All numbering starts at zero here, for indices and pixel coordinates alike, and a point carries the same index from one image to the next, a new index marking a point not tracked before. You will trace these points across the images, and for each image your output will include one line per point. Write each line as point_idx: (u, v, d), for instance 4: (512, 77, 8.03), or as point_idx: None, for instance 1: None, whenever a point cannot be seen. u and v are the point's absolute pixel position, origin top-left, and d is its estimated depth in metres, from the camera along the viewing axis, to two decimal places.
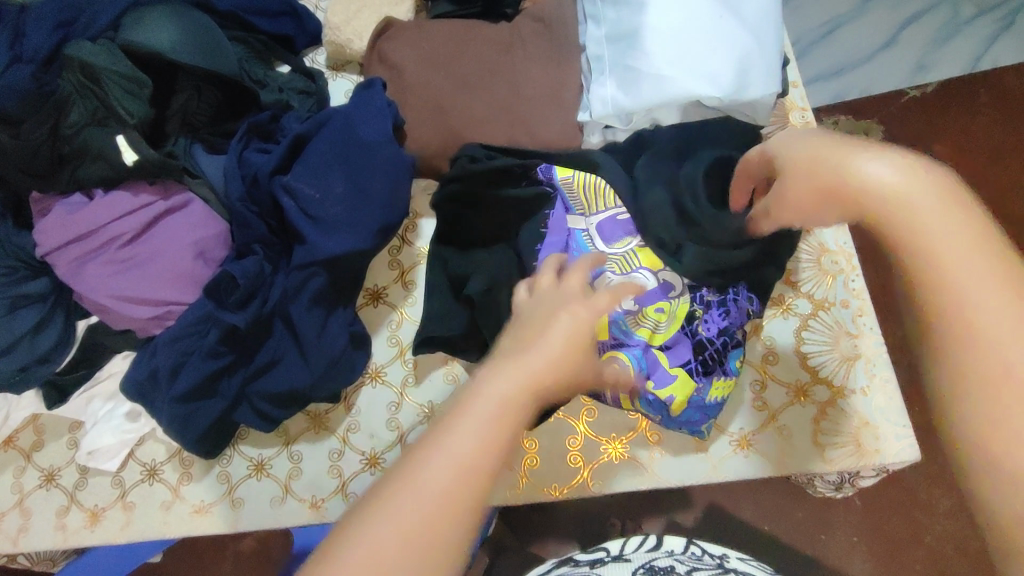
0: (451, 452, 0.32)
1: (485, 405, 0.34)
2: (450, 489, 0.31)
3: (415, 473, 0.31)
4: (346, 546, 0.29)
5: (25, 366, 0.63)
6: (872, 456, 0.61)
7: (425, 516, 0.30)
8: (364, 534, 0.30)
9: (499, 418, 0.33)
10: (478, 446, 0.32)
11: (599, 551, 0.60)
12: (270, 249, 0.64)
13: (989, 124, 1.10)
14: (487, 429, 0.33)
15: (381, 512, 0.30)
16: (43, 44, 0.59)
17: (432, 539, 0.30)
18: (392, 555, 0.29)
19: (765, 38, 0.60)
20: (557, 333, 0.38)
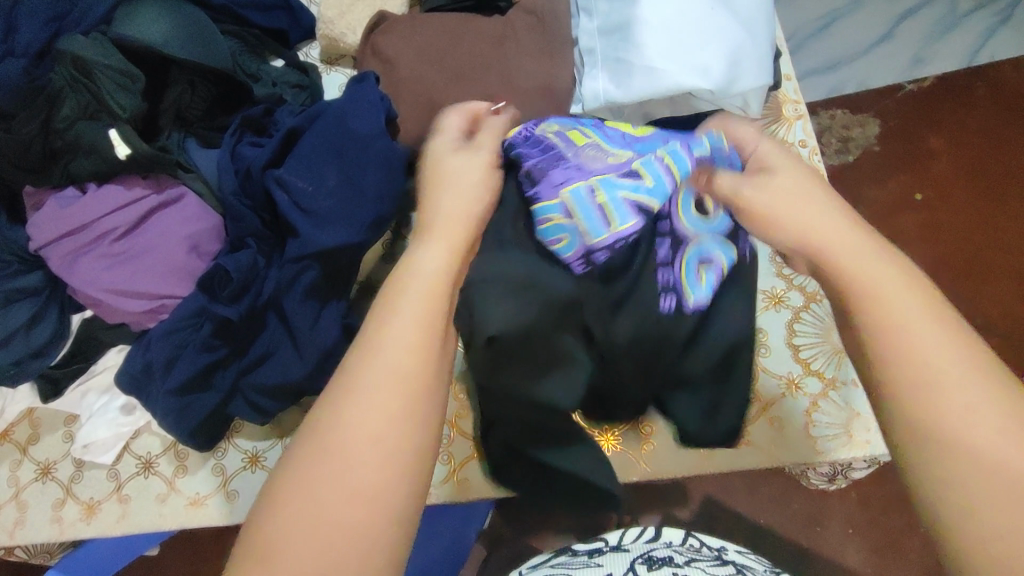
0: (392, 336, 0.38)
1: (411, 289, 0.40)
2: (397, 367, 0.37)
3: (363, 363, 0.37)
4: (324, 436, 0.35)
5: (19, 359, 0.63)
6: (864, 447, 0.62)
7: (385, 389, 0.36)
8: (336, 432, 0.35)
9: (426, 295, 0.40)
10: (412, 322, 0.39)
11: (595, 542, 0.61)
12: (263, 242, 0.64)
13: (985, 118, 1.10)
14: (417, 306, 0.40)
15: (348, 405, 0.35)
16: (37, 37, 0.59)
17: (397, 407, 0.36)
18: (367, 439, 0.35)
19: (757, 31, 0.60)
20: (452, 200, 0.48)
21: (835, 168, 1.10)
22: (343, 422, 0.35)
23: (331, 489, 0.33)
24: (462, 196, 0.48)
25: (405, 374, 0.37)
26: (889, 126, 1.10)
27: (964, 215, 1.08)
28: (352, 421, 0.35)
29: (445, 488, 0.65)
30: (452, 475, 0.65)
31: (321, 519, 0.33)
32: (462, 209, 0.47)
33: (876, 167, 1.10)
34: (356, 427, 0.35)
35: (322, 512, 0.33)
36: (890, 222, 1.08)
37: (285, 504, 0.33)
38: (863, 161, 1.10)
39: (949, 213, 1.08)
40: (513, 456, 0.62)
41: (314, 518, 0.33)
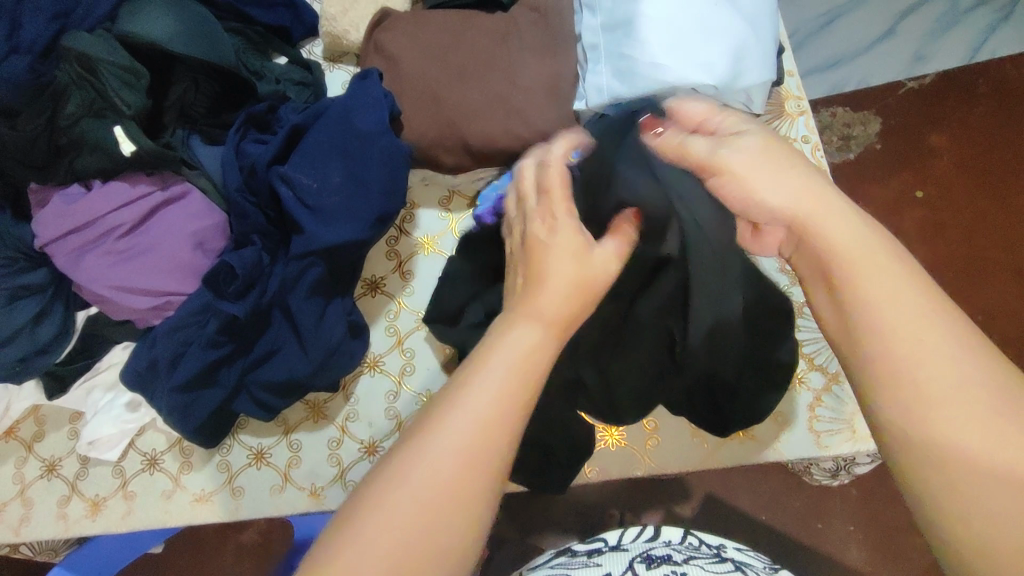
0: (472, 407, 0.35)
1: (502, 359, 0.37)
2: (466, 438, 0.34)
3: (438, 423, 0.35)
4: (389, 491, 0.33)
5: (24, 357, 0.62)
6: (865, 441, 0.62)
7: (460, 457, 0.34)
8: (403, 477, 0.33)
9: (516, 369, 0.37)
10: (497, 397, 0.35)
11: (595, 542, 0.61)
12: (268, 239, 0.64)
13: (987, 114, 1.10)
14: (504, 383, 0.36)
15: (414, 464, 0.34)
16: (40, 35, 0.58)
17: (462, 486, 0.34)
18: (426, 502, 0.33)
19: (761, 27, 0.61)
20: (560, 272, 0.41)
21: (836, 165, 1.10)
22: (406, 483, 0.33)
23: (389, 549, 0.32)
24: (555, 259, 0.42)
25: (487, 444, 0.34)
26: (890, 124, 1.10)
27: (967, 213, 1.08)
28: (419, 481, 0.33)
29: None
30: None
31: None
32: (566, 283, 0.41)
33: (878, 165, 1.10)
34: (420, 492, 0.33)
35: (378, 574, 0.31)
36: (892, 219, 1.08)
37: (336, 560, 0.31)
38: (865, 158, 1.10)
39: (951, 210, 1.08)
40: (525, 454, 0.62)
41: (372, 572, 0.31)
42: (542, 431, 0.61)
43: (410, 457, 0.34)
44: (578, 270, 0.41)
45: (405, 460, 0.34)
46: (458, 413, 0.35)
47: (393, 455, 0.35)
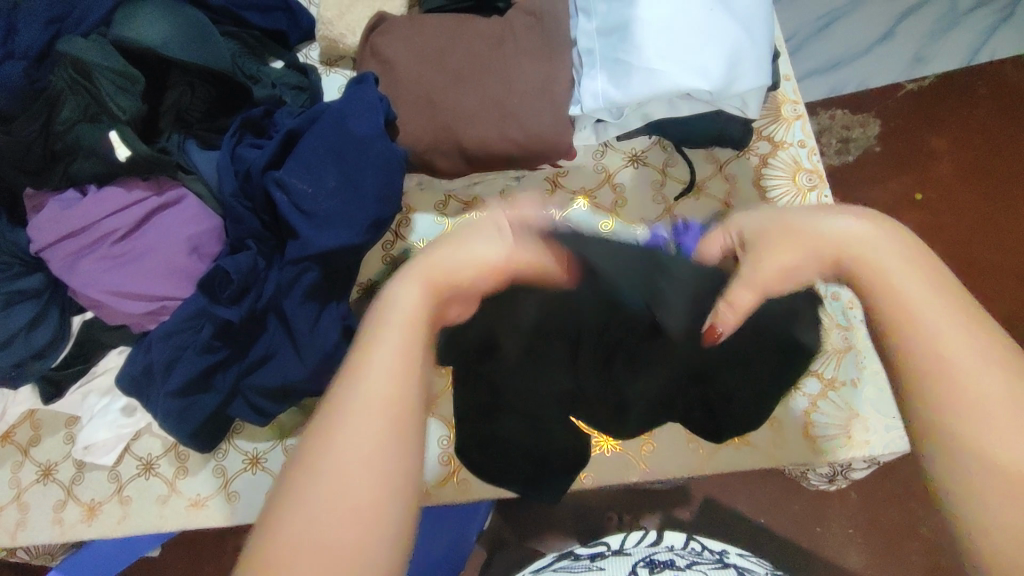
0: (379, 358, 0.38)
1: (391, 320, 0.40)
2: (369, 397, 0.36)
3: (342, 391, 0.37)
4: (324, 450, 0.34)
5: (20, 361, 0.63)
6: (861, 448, 0.62)
7: (365, 410, 0.36)
8: (318, 448, 0.35)
9: (403, 326, 0.40)
10: (390, 352, 0.38)
11: (598, 546, 0.61)
12: (264, 244, 0.64)
13: (986, 116, 1.10)
14: (403, 332, 0.39)
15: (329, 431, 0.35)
16: (36, 41, 0.58)
17: (373, 439, 0.35)
18: (362, 450, 0.35)
19: (757, 31, 0.60)
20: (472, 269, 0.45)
21: (835, 168, 1.10)
22: (338, 439, 0.35)
23: (336, 503, 0.33)
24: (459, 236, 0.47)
25: (403, 385, 0.37)
26: (889, 127, 1.10)
27: (968, 216, 1.08)
28: (349, 434, 0.35)
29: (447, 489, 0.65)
30: (453, 476, 0.65)
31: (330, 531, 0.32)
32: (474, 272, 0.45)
33: (877, 168, 1.09)
34: (356, 445, 0.35)
35: (332, 531, 0.32)
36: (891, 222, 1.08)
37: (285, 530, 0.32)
38: (864, 161, 1.10)
39: (950, 212, 1.08)
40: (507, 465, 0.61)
41: (325, 531, 0.32)
42: (546, 447, 0.61)
43: (335, 417, 0.36)
44: (489, 252, 0.46)
45: (335, 422, 0.35)
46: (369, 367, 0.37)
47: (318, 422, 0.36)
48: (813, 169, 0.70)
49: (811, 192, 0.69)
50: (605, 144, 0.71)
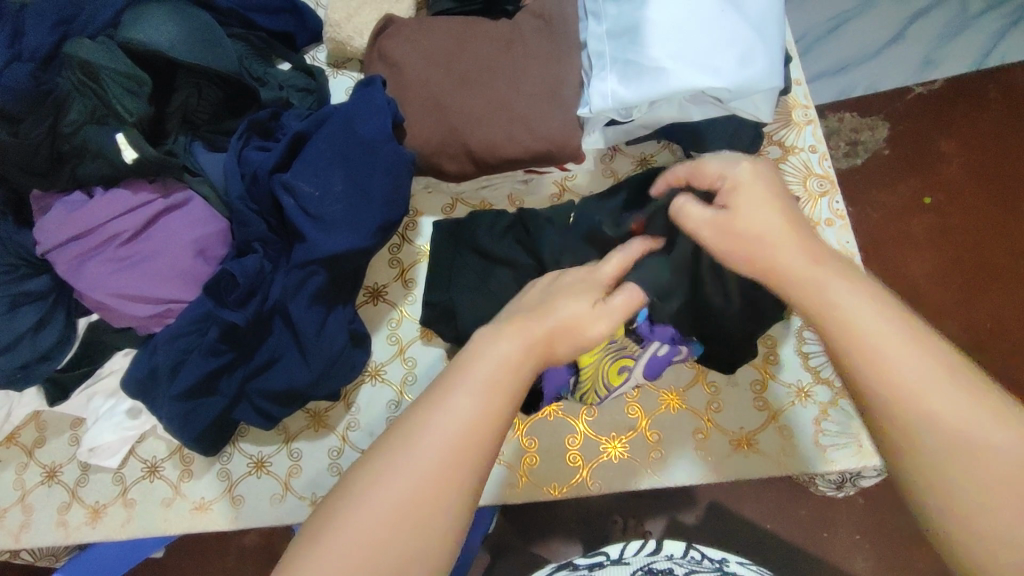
0: (455, 410, 0.38)
1: (479, 372, 0.40)
2: (452, 435, 0.37)
3: (425, 422, 0.37)
4: (373, 486, 0.36)
5: (26, 363, 0.63)
6: (871, 456, 0.61)
7: (443, 451, 0.37)
8: (387, 469, 0.36)
9: (492, 383, 0.39)
10: (480, 399, 0.38)
11: (597, 556, 0.60)
12: (270, 247, 0.64)
13: (996, 121, 1.09)
14: (485, 388, 0.39)
15: (404, 457, 0.36)
16: (42, 42, 0.58)
17: (447, 471, 0.36)
18: (403, 499, 0.35)
19: (768, 33, 0.59)
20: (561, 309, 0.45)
21: (843, 172, 1.09)
22: (386, 481, 0.36)
23: (369, 545, 0.34)
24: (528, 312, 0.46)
25: (467, 443, 0.37)
26: (900, 131, 1.09)
27: (977, 222, 1.07)
28: (397, 474, 0.36)
29: None
30: None
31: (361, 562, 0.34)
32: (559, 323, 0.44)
33: (886, 172, 1.09)
34: (400, 484, 0.36)
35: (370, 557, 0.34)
36: (901, 224, 1.07)
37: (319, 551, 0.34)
38: (873, 165, 1.09)
39: (958, 218, 1.07)
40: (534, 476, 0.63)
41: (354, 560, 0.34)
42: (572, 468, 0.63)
43: (396, 454, 0.37)
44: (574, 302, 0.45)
45: (386, 455, 0.37)
46: (439, 412, 0.38)
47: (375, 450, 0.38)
48: (824, 174, 0.70)
49: (822, 198, 0.69)
50: (614, 148, 0.71)
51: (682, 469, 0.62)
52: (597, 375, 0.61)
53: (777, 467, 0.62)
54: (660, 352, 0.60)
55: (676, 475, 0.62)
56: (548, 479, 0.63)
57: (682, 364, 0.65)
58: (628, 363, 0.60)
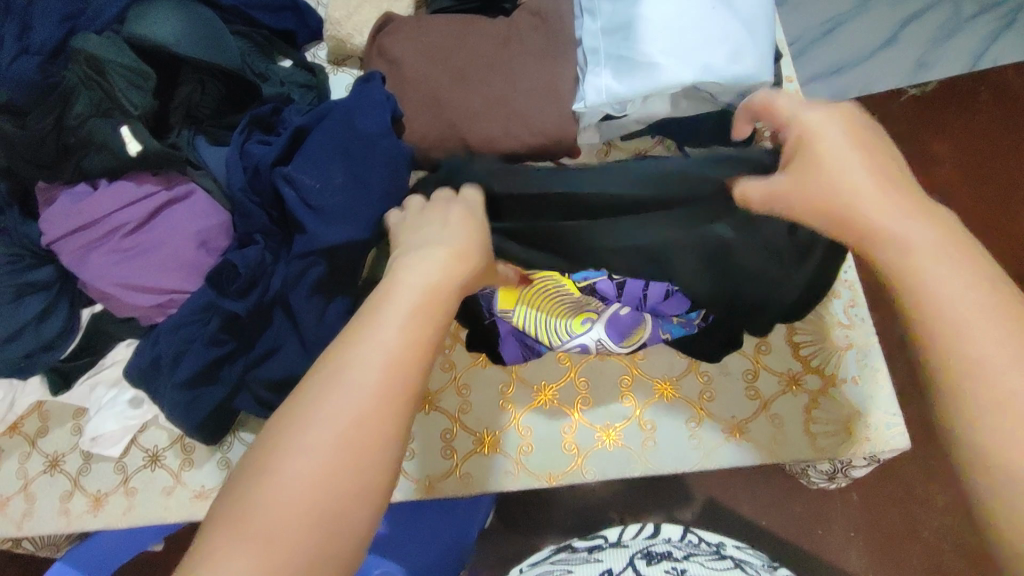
0: (388, 334, 0.36)
1: (399, 301, 0.38)
2: (389, 359, 0.35)
3: (350, 353, 0.35)
4: (307, 419, 0.33)
5: (29, 353, 0.64)
6: (861, 444, 0.62)
7: (380, 377, 0.34)
8: (320, 404, 0.34)
9: (415, 309, 0.38)
10: (407, 323, 0.37)
11: (596, 539, 0.62)
12: (271, 239, 0.65)
13: (988, 122, 1.10)
14: (412, 313, 0.37)
15: (335, 392, 0.34)
16: (52, 36, 0.59)
17: (386, 399, 0.34)
18: (343, 432, 0.33)
19: (758, 31, 0.61)
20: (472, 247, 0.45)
21: None
22: (332, 406, 0.33)
23: (315, 483, 0.32)
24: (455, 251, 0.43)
25: (405, 366, 0.35)
26: (893, 132, 1.11)
27: (970, 221, 1.08)
28: (322, 407, 0.34)
29: (448, 483, 0.64)
30: (455, 469, 0.64)
31: (310, 502, 0.31)
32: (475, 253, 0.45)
33: None
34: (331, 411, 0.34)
35: (320, 496, 0.32)
36: None
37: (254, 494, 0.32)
38: None
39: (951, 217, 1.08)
40: (529, 464, 0.64)
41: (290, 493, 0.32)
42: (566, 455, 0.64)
43: (326, 390, 0.34)
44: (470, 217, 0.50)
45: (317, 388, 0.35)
46: (363, 339, 0.36)
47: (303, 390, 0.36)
48: None
49: None
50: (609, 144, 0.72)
51: (674, 457, 0.64)
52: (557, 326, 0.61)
53: (767, 454, 0.63)
54: (622, 313, 0.61)
55: (668, 463, 0.64)
56: (543, 467, 0.64)
57: (675, 354, 0.66)
58: (591, 316, 0.61)
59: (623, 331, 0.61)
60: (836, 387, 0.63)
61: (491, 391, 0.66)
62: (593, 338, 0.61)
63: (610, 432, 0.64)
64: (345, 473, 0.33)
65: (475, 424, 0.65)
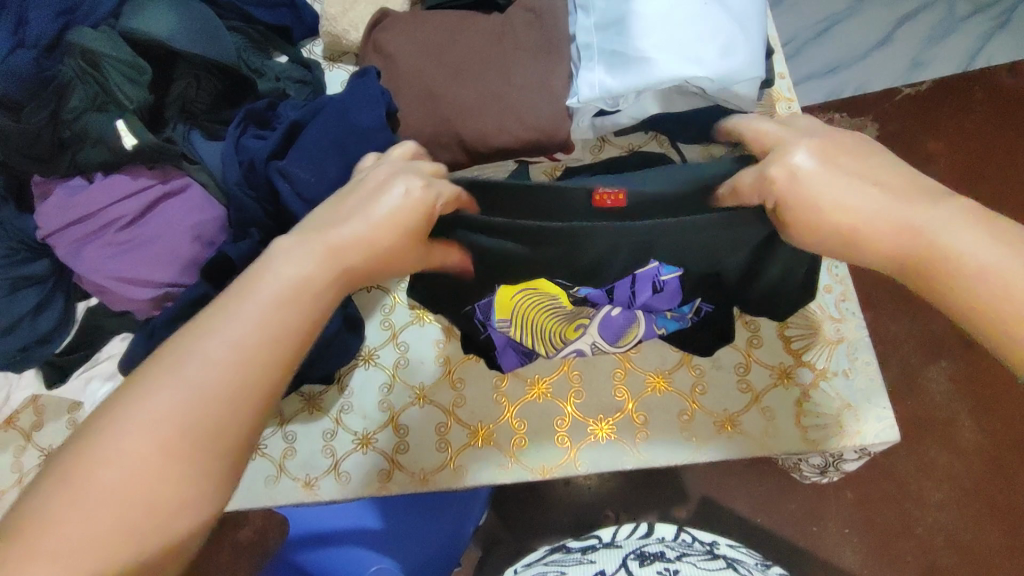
0: (235, 325, 0.35)
1: (262, 292, 0.37)
2: (235, 348, 0.34)
3: (199, 342, 0.34)
4: (140, 406, 0.32)
5: (25, 346, 0.65)
6: (853, 437, 0.62)
7: (225, 369, 0.34)
8: (155, 392, 0.32)
9: (276, 303, 0.37)
10: (261, 320, 0.36)
11: (589, 540, 0.62)
12: (267, 233, 0.65)
13: (982, 120, 1.11)
14: (265, 305, 0.36)
15: (172, 379, 0.33)
16: (46, 30, 0.58)
17: (234, 391, 0.34)
18: (175, 421, 0.32)
19: (750, 26, 0.62)
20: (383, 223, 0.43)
21: None
22: (168, 393, 0.32)
23: (136, 472, 0.31)
24: (349, 232, 0.42)
25: (258, 356, 0.35)
26: (888, 130, 1.11)
27: None
28: (156, 409, 0.32)
29: (443, 476, 0.64)
30: (449, 462, 0.65)
31: (128, 492, 0.30)
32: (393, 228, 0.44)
33: None
34: (161, 422, 0.32)
35: (140, 486, 0.31)
36: None
37: (59, 513, 0.29)
38: None
39: None
40: (524, 458, 0.64)
41: (113, 511, 0.30)
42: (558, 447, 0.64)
43: (162, 376, 0.33)
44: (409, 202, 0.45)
45: (145, 393, 0.32)
46: (210, 341, 0.34)
47: (122, 392, 0.33)
48: None
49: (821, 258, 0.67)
50: (603, 140, 0.73)
51: (666, 450, 0.64)
52: (553, 335, 0.62)
53: (758, 446, 0.63)
54: (614, 314, 0.60)
55: (662, 456, 0.64)
56: (536, 457, 0.64)
57: (668, 347, 0.66)
58: (585, 321, 0.62)
59: (618, 333, 0.62)
60: (828, 382, 0.64)
61: (484, 384, 0.67)
62: (589, 342, 0.63)
63: (604, 426, 0.65)
64: (176, 489, 0.31)
65: (469, 416, 0.66)
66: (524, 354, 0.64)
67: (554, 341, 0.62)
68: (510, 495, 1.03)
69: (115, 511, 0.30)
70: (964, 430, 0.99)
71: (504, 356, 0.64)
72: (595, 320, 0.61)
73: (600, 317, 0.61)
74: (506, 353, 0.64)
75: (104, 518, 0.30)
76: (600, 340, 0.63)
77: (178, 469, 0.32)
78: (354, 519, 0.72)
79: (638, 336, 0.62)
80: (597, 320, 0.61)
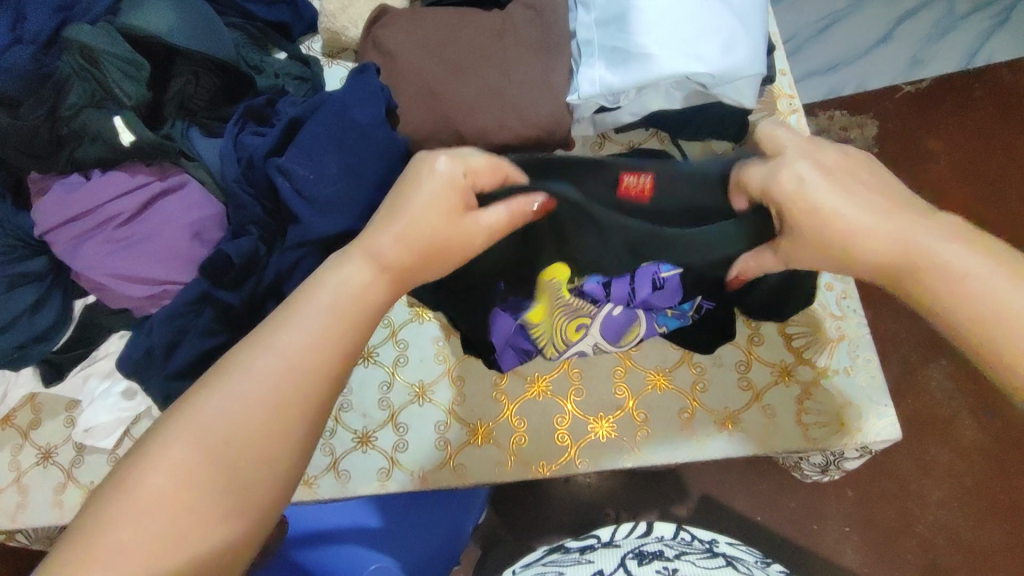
0: (285, 347, 0.40)
1: (306, 315, 0.41)
2: (277, 372, 0.39)
3: (249, 363, 0.39)
4: (196, 417, 0.38)
5: (22, 344, 0.64)
6: (855, 435, 0.62)
7: (267, 390, 0.39)
8: (208, 407, 0.38)
9: (317, 329, 0.41)
10: (304, 344, 0.41)
11: (588, 539, 0.62)
12: (265, 230, 0.65)
13: (982, 118, 1.11)
14: (308, 330, 0.41)
15: (224, 395, 0.39)
16: (43, 26, 0.58)
17: (274, 409, 0.39)
18: (221, 433, 0.38)
19: (750, 23, 0.61)
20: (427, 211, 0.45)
21: None
22: (218, 408, 0.38)
23: (185, 477, 0.37)
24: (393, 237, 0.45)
25: (294, 378, 0.40)
26: (889, 128, 1.11)
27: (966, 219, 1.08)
28: (207, 421, 0.38)
29: (442, 474, 0.64)
30: (449, 460, 0.64)
31: (178, 492, 0.37)
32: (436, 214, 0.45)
33: None
34: (210, 433, 0.38)
35: (187, 489, 0.37)
36: None
37: (124, 506, 0.36)
38: None
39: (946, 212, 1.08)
40: (524, 457, 0.64)
41: (168, 511, 0.36)
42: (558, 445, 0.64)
43: (215, 392, 0.39)
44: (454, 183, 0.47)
45: (201, 406, 0.38)
46: (258, 363, 0.40)
47: (181, 404, 0.39)
48: None
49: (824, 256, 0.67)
50: (603, 137, 0.72)
51: (666, 449, 0.64)
52: (555, 334, 0.62)
53: (758, 444, 0.63)
54: (615, 313, 0.61)
55: (663, 454, 0.63)
56: (535, 454, 0.64)
57: (669, 345, 0.66)
58: (585, 321, 0.62)
59: (621, 330, 0.62)
60: (829, 380, 0.63)
61: (484, 383, 0.66)
62: (589, 344, 0.63)
63: (604, 424, 0.64)
64: (219, 493, 0.37)
65: (469, 415, 0.66)
66: (525, 351, 0.64)
67: (558, 338, 0.62)
68: (510, 494, 1.02)
69: (167, 509, 0.36)
70: (964, 428, 0.99)
71: (507, 353, 0.64)
72: (597, 316, 0.61)
73: (603, 315, 0.61)
74: (509, 348, 0.64)
75: (157, 515, 0.36)
76: (603, 338, 0.63)
77: (220, 476, 0.37)
78: (354, 518, 0.72)
79: (638, 335, 0.63)
80: (600, 318, 0.62)
